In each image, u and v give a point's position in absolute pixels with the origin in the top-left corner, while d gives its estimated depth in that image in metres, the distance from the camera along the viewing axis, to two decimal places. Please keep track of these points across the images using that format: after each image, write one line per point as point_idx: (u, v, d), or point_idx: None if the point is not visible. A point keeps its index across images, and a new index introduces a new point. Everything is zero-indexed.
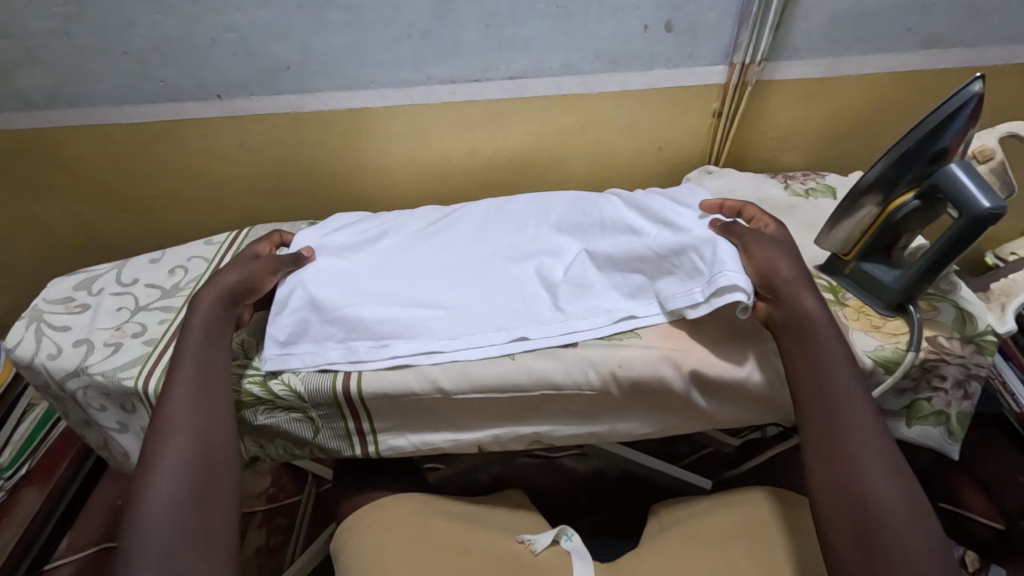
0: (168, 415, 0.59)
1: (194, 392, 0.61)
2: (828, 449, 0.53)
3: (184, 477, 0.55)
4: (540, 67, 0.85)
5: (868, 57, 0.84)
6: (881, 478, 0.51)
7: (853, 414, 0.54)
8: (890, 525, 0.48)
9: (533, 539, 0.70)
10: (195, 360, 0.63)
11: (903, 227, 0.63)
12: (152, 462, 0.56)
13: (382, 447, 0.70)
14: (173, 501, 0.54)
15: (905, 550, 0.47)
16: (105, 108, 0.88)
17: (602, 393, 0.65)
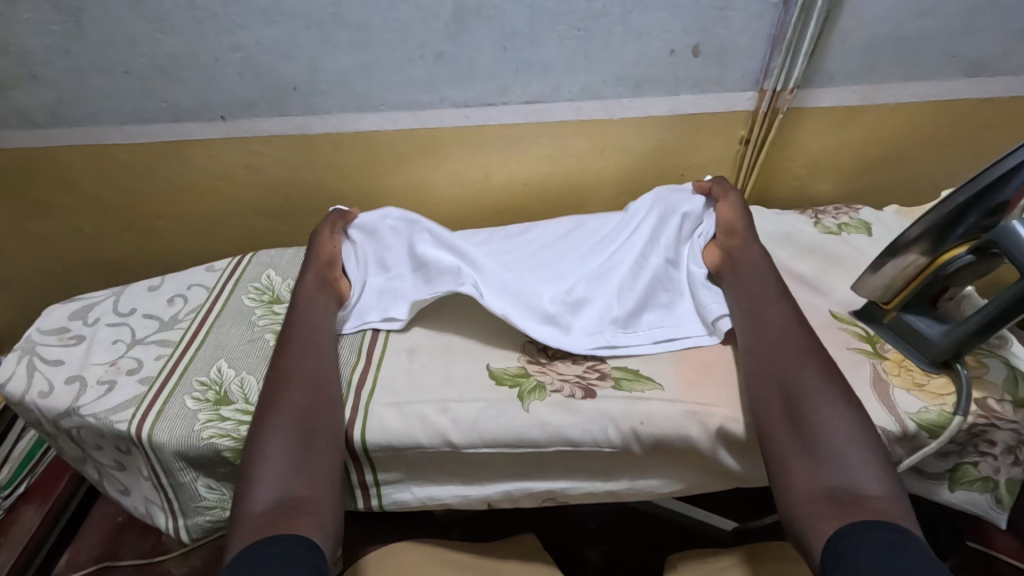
0: (281, 360, 0.64)
1: (303, 342, 0.66)
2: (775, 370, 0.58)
3: (293, 412, 0.58)
4: (559, 91, 0.80)
5: (908, 85, 0.79)
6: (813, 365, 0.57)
7: (798, 340, 0.59)
8: (828, 430, 0.52)
9: None
10: (302, 319, 0.68)
11: (953, 281, 0.59)
12: (269, 403, 0.59)
13: (386, 500, 0.66)
14: (280, 436, 0.56)
15: (824, 414, 0.53)
16: (104, 127, 0.85)
17: (621, 451, 0.61)
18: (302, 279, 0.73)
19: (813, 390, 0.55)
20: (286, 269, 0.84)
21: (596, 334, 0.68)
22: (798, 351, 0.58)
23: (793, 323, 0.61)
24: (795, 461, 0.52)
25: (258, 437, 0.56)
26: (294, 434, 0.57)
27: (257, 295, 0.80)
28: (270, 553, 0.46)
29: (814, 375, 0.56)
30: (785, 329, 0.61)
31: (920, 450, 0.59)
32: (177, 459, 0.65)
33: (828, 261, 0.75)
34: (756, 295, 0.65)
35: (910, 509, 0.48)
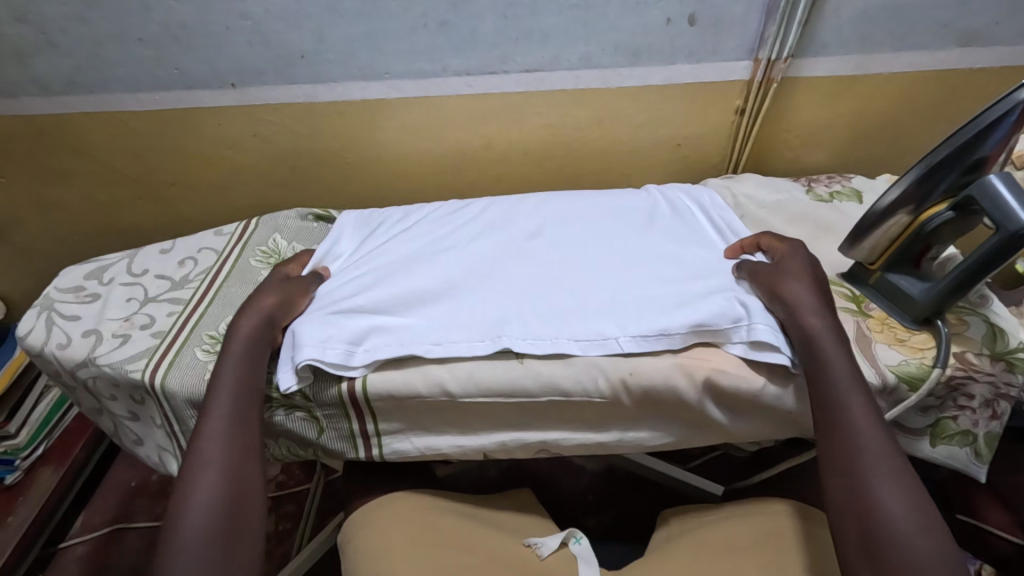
0: (205, 432, 0.59)
1: (234, 416, 0.60)
2: (844, 452, 0.53)
3: (218, 506, 0.55)
4: (558, 60, 0.82)
5: (901, 55, 0.81)
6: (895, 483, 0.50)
7: (866, 415, 0.54)
8: (900, 522, 0.48)
9: (539, 543, 0.70)
10: (237, 385, 0.62)
11: (934, 239, 0.60)
12: (187, 491, 0.56)
13: (386, 450, 0.69)
14: (201, 534, 0.53)
15: (908, 545, 0.47)
16: (118, 95, 0.88)
17: (612, 401, 0.64)
18: (237, 324, 0.67)
19: (872, 478, 0.51)
20: (293, 234, 0.87)
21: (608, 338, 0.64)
22: (866, 428, 0.53)
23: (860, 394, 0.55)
24: None
25: (177, 534, 0.53)
26: (213, 533, 0.54)
27: (264, 258, 0.83)
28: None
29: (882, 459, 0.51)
30: (865, 431, 0.53)
31: (900, 402, 0.61)
32: (187, 407, 0.68)
33: (819, 226, 0.77)
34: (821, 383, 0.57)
35: None
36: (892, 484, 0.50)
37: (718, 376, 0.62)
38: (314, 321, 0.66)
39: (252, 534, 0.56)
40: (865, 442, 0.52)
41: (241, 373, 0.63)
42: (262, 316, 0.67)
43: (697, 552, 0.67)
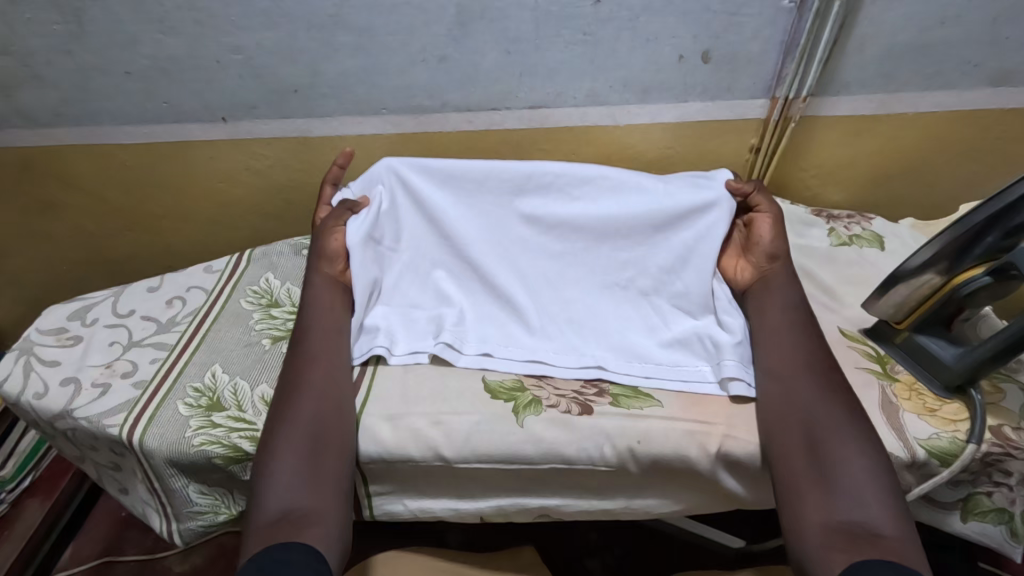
0: (300, 361, 0.64)
1: (320, 347, 0.65)
2: (792, 396, 0.57)
3: (311, 415, 0.59)
4: (564, 96, 0.79)
5: (927, 94, 0.76)
6: (829, 392, 0.56)
7: (814, 370, 0.58)
8: (837, 455, 0.52)
9: None
10: (321, 323, 0.67)
11: (968, 303, 0.56)
12: (282, 408, 0.60)
13: (377, 511, 0.65)
14: (293, 446, 0.57)
15: (839, 435, 0.53)
16: (107, 127, 0.85)
17: (617, 469, 0.59)
18: (312, 276, 0.71)
19: (812, 389, 0.57)
20: (285, 273, 0.83)
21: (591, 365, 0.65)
22: (819, 382, 0.57)
23: (809, 351, 0.60)
24: (808, 487, 0.52)
25: (274, 443, 0.58)
26: (302, 435, 0.58)
27: (255, 298, 0.80)
28: (278, 559, 0.49)
29: (831, 413, 0.55)
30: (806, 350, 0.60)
31: (931, 478, 0.56)
32: (168, 466, 0.64)
33: (840, 276, 0.73)
34: (774, 318, 0.64)
35: (921, 547, 0.48)
36: (828, 393, 0.56)
37: (723, 446, 0.57)
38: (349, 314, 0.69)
39: (341, 443, 0.58)
40: (816, 396, 0.56)
41: (324, 313, 0.68)
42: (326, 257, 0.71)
43: None
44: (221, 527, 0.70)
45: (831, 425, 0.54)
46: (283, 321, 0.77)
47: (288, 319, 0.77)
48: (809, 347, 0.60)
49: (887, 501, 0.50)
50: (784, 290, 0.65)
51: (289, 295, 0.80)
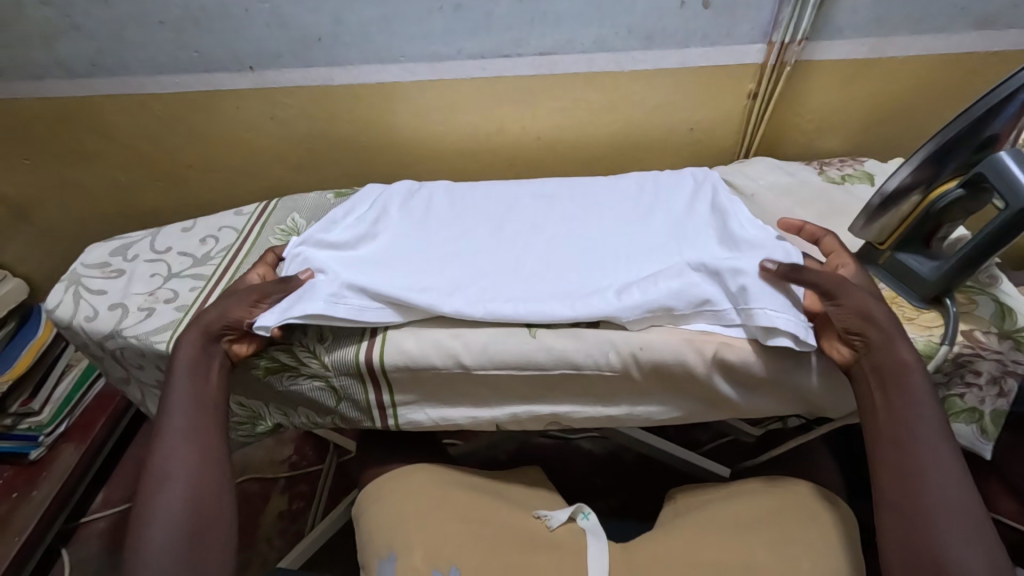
0: (160, 461, 0.60)
1: (192, 430, 0.62)
2: (915, 507, 0.52)
3: (183, 509, 0.58)
4: (572, 43, 0.83)
5: (916, 38, 0.81)
6: (971, 534, 0.50)
7: (952, 505, 0.51)
8: None
9: (549, 515, 0.71)
10: (187, 406, 0.63)
11: (943, 218, 0.61)
12: (146, 514, 0.57)
13: (401, 420, 0.71)
14: (164, 564, 0.55)
15: None
16: (141, 78, 0.90)
17: (621, 375, 0.65)
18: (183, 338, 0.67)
19: (948, 531, 0.50)
20: (309, 213, 0.89)
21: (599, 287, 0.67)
22: (949, 489, 0.52)
23: (950, 485, 0.52)
24: None
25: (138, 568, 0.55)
26: (181, 539, 0.56)
27: (283, 236, 0.85)
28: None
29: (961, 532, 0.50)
30: (942, 480, 0.52)
31: None
32: None
33: (831, 209, 0.78)
34: (906, 424, 0.55)
35: None
36: (960, 535, 0.50)
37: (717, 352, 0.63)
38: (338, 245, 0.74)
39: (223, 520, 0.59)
40: (940, 510, 0.51)
41: (191, 392, 0.64)
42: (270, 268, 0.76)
43: (708, 527, 0.68)
44: (261, 435, 0.80)
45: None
46: None
47: None
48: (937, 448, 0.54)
49: None
50: (912, 389, 0.56)
51: None
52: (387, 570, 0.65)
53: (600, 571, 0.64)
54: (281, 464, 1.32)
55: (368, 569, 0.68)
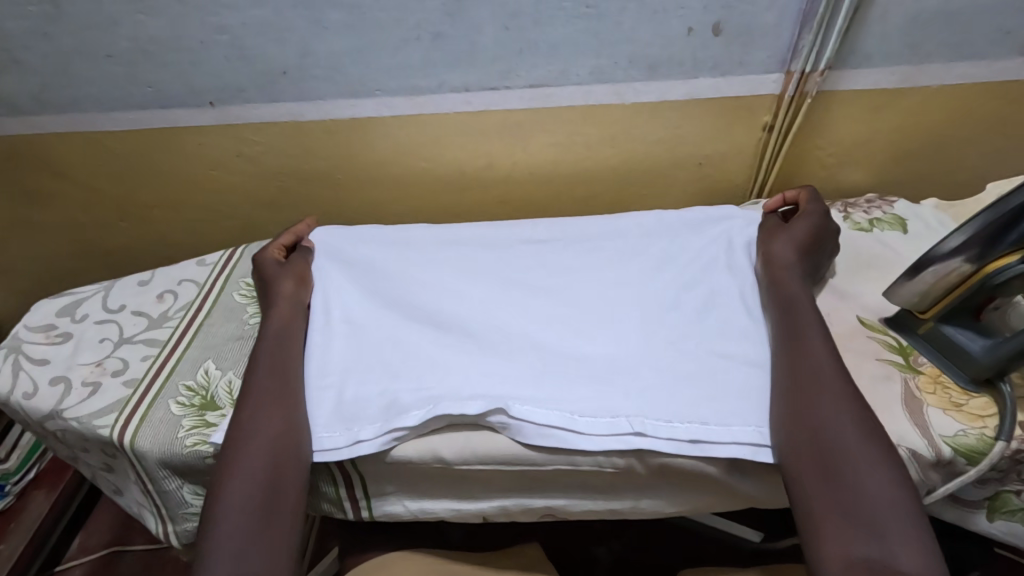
0: (247, 420, 0.58)
1: (279, 378, 0.61)
2: (804, 410, 0.52)
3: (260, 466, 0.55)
4: (566, 74, 0.74)
5: (952, 66, 0.72)
6: (858, 420, 0.51)
7: (838, 397, 0.53)
8: (861, 494, 0.47)
9: None
10: (270, 362, 0.63)
11: (1001, 293, 0.53)
12: (229, 469, 0.55)
13: (376, 512, 0.63)
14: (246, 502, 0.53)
15: (852, 452, 0.49)
16: (91, 114, 0.82)
17: (625, 471, 0.56)
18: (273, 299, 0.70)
19: (827, 413, 0.52)
20: None
21: (600, 377, 0.60)
22: (828, 399, 0.52)
23: (835, 375, 0.54)
24: (830, 523, 0.47)
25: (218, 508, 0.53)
26: (260, 485, 0.54)
27: (248, 291, 0.77)
28: None
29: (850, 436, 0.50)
30: (830, 369, 0.55)
31: (956, 478, 0.53)
32: (160, 467, 0.62)
33: (857, 262, 0.69)
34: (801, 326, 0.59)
35: None
36: (842, 416, 0.51)
37: (754, 456, 0.53)
38: (326, 322, 0.69)
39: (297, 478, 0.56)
40: (821, 411, 0.52)
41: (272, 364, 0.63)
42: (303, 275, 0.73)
43: None
44: None
45: (848, 453, 0.49)
46: None
47: None
48: (821, 366, 0.55)
49: (915, 542, 0.45)
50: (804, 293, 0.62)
51: None
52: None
53: None
54: None
55: None
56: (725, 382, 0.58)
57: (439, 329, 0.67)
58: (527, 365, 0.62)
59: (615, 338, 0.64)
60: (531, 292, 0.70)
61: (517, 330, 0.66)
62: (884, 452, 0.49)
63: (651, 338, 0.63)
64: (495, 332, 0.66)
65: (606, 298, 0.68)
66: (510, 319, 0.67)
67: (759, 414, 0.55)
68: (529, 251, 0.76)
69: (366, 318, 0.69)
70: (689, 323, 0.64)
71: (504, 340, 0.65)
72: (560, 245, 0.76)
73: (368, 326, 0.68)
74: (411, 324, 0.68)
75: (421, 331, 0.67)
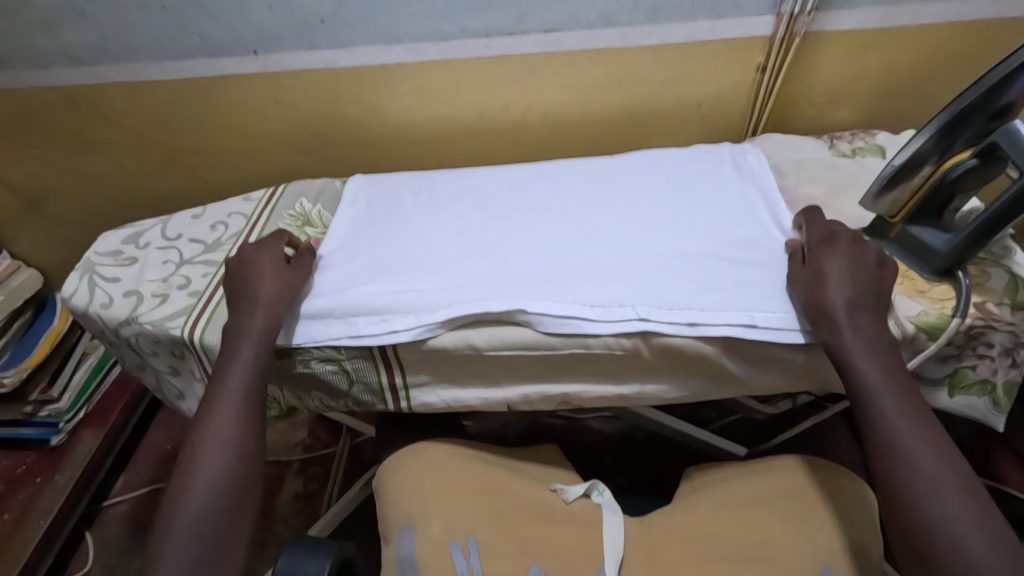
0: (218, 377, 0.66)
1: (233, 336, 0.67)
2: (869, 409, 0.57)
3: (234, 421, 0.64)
4: (577, 19, 0.82)
5: (927, 6, 0.80)
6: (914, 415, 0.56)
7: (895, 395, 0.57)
8: (924, 482, 0.53)
9: (565, 489, 0.72)
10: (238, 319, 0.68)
11: (956, 188, 0.61)
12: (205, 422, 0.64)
13: (414, 403, 0.72)
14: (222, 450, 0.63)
15: (911, 445, 0.54)
16: (145, 63, 0.90)
17: (631, 353, 0.65)
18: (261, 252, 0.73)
19: (889, 415, 0.56)
20: (316, 197, 0.89)
21: (609, 277, 0.69)
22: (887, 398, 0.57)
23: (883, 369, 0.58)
24: (905, 511, 0.53)
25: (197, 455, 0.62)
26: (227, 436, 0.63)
27: (293, 221, 0.86)
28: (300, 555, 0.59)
29: (915, 433, 0.55)
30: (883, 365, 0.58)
31: (920, 354, 0.61)
32: None
33: (841, 184, 0.77)
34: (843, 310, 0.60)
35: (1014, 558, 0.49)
36: (899, 413, 0.56)
37: (743, 334, 0.62)
38: (367, 246, 0.78)
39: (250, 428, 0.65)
40: (890, 414, 0.56)
41: (249, 380, 0.65)
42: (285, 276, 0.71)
43: (726, 505, 0.69)
44: (274, 417, 0.81)
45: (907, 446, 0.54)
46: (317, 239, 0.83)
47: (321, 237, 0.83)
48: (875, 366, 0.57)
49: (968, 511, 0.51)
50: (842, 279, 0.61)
51: (320, 216, 0.86)
52: (406, 539, 0.66)
53: (615, 554, 0.65)
54: (296, 447, 1.34)
55: (387, 539, 0.69)
56: (720, 278, 0.66)
57: (467, 246, 0.76)
58: (547, 270, 0.71)
59: (623, 249, 0.72)
60: (548, 214, 0.79)
61: (535, 244, 0.74)
62: (933, 435, 0.55)
63: (655, 248, 0.71)
64: (516, 247, 0.74)
65: (615, 218, 0.76)
66: (528, 236, 0.76)
67: (749, 303, 0.64)
68: (545, 183, 0.84)
69: (402, 240, 0.78)
70: (690, 234, 0.72)
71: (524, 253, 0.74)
72: (571, 176, 0.84)
73: (404, 246, 0.77)
74: (443, 243, 0.77)
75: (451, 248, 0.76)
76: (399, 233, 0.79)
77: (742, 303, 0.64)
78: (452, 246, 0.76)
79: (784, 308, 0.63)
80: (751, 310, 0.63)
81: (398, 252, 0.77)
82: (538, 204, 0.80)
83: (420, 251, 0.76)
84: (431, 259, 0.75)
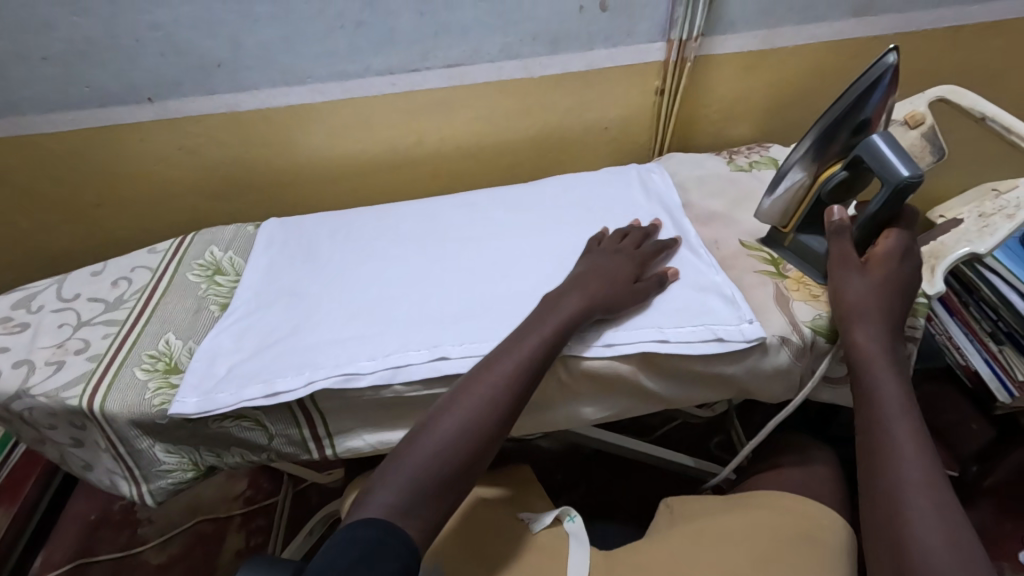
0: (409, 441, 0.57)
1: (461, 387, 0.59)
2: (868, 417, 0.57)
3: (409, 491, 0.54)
4: (479, 53, 0.84)
5: (801, 27, 0.86)
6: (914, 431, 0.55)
7: (904, 412, 0.56)
8: (906, 486, 0.52)
9: (533, 518, 0.69)
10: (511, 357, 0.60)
11: (833, 198, 0.66)
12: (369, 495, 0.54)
13: (339, 449, 0.69)
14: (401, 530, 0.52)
15: (905, 450, 0.54)
16: (30, 116, 0.85)
17: (552, 379, 0.66)
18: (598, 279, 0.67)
19: (895, 424, 0.55)
20: (227, 243, 0.86)
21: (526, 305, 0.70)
22: (889, 411, 0.56)
23: (895, 384, 0.58)
24: (888, 510, 0.52)
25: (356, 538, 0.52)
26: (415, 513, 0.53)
27: (202, 271, 0.83)
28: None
29: (913, 444, 0.54)
30: (891, 381, 0.58)
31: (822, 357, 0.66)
32: (131, 427, 0.68)
33: (739, 197, 0.81)
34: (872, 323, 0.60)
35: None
36: (902, 424, 0.55)
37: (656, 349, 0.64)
38: (284, 292, 0.76)
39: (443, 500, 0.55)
40: (894, 425, 0.55)
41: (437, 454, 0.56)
42: (594, 300, 0.64)
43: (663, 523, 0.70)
44: (193, 482, 0.74)
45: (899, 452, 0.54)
46: (228, 287, 0.80)
47: (232, 285, 0.81)
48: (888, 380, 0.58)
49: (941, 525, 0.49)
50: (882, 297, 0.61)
51: (231, 263, 0.84)
52: None
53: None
54: (235, 500, 1.27)
55: None
56: None
57: (385, 284, 0.75)
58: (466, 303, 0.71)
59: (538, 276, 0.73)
60: (466, 245, 0.79)
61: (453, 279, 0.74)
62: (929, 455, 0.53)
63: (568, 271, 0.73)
64: (434, 282, 0.74)
65: (530, 245, 0.77)
66: (446, 269, 0.76)
67: (658, 320, 0.65)
68: (461, 213, 0.84)
69: (317, 284, 0.77)
70: None
71: (443, 287, 0.73)
72: (487, 205, 0.85)
73: (321, 289, 0.76)
74: (359, 282, 0.76)
75: (369, 287, 0.75)
76: (316, 277, 0.78)
77: (652, 321, 0.65)
78: (370, 285, 0.75)
79: (693, 322, 0.65)
80: (661, 326, 0.65)
81: (316, 296, 0.75)
82: (455, 236, 0.80)
83: (338, 294, 0.75)
84: (350, 301, 0.73)
